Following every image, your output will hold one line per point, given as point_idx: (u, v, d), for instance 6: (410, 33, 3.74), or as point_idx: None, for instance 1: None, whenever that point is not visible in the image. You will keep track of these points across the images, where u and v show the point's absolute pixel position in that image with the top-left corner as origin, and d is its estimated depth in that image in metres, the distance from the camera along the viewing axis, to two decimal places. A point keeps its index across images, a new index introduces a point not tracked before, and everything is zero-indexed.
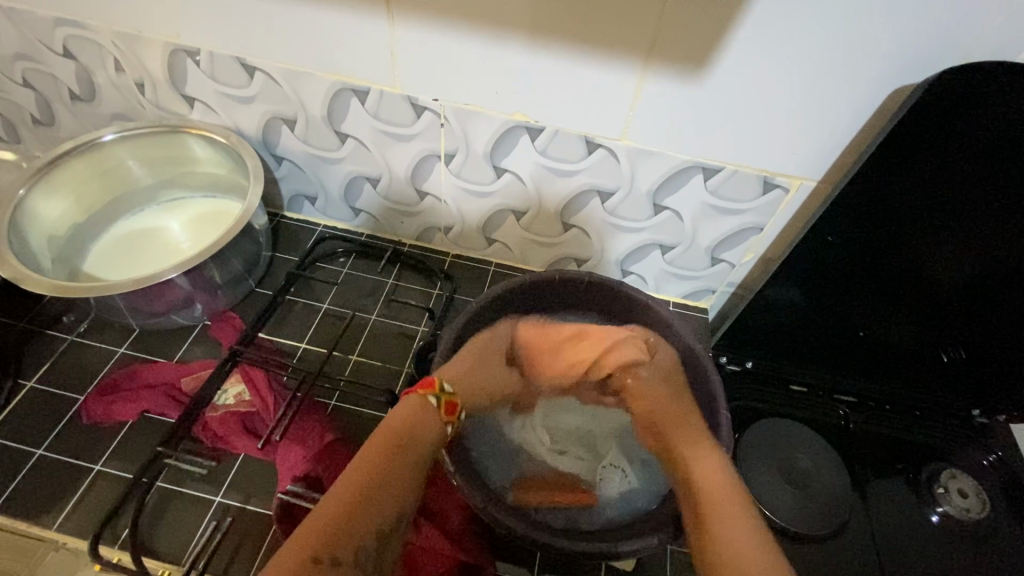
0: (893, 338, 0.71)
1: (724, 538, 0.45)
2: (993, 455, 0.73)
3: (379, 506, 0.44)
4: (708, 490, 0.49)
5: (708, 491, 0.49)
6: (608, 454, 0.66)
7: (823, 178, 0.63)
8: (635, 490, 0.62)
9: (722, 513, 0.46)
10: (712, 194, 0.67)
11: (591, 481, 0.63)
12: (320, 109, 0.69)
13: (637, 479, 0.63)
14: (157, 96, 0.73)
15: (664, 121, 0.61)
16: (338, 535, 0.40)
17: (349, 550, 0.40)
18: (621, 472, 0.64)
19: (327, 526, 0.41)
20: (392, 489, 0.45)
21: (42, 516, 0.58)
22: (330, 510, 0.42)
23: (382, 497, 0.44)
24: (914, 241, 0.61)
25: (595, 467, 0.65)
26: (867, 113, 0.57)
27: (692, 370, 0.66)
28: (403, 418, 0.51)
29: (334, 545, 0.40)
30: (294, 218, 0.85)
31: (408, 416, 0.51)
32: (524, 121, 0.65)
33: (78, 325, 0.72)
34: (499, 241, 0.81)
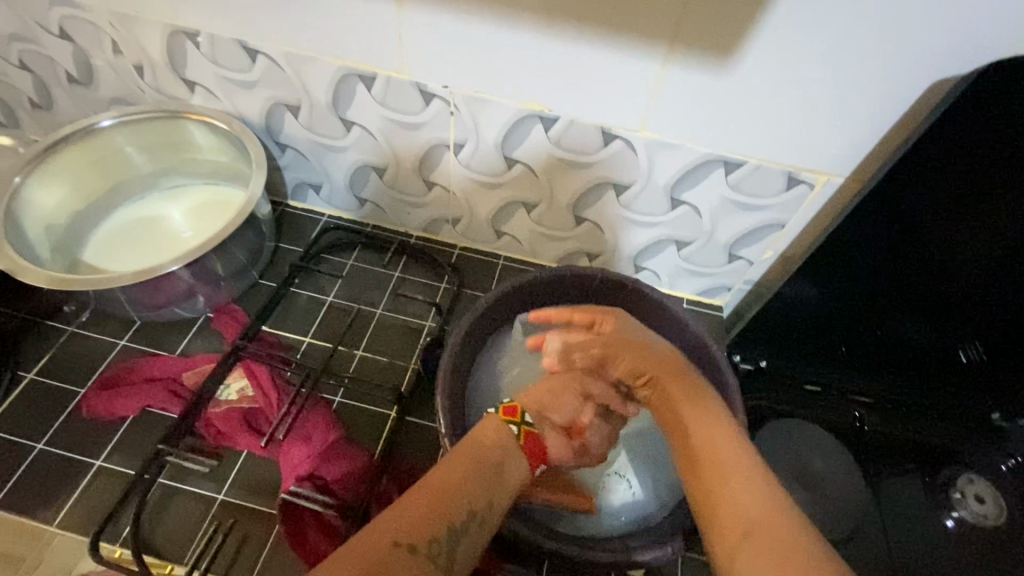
0: (914, 340, 0.68)
1: (714, 473, 0.40)
2: (1013, 460, 0.69)
3: (454, 504, 0.39)
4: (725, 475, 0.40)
5: (723, 469, 0.40)
6: (615, 460, 0.61)
7: (851, 174, 0.60)
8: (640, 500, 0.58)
9: (724, 464, 0.40)
10: (732, 189, 0.64)
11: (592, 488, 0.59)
12: (324, 95, 0.66)
13: (643, 491, 0.59)
14: (157, 80, 0.71)
15: (687, 111, 0.58)
16: (413, 521, 0.36)
17: (426, 539, 0.36)
18: (627, 483, 0.59)
19: (409, 517, 0.37)
20: (469, 483, 0.40)
21: (44, 511, 0.57)
22: (397, 512, 0.37)
23: (462, 492, 0.40)
24: (939, 236, 0.58)
25: (599, 473, 0.60)
26: (901, 107, 0.54)
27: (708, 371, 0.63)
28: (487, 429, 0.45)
29: (412, 533, 0.36)
30: (297, 207, 0.83)
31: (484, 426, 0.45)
32: (537, 109, 0.62)
33: (78, 316, 0.70)
34: (508, 234, 0.78)
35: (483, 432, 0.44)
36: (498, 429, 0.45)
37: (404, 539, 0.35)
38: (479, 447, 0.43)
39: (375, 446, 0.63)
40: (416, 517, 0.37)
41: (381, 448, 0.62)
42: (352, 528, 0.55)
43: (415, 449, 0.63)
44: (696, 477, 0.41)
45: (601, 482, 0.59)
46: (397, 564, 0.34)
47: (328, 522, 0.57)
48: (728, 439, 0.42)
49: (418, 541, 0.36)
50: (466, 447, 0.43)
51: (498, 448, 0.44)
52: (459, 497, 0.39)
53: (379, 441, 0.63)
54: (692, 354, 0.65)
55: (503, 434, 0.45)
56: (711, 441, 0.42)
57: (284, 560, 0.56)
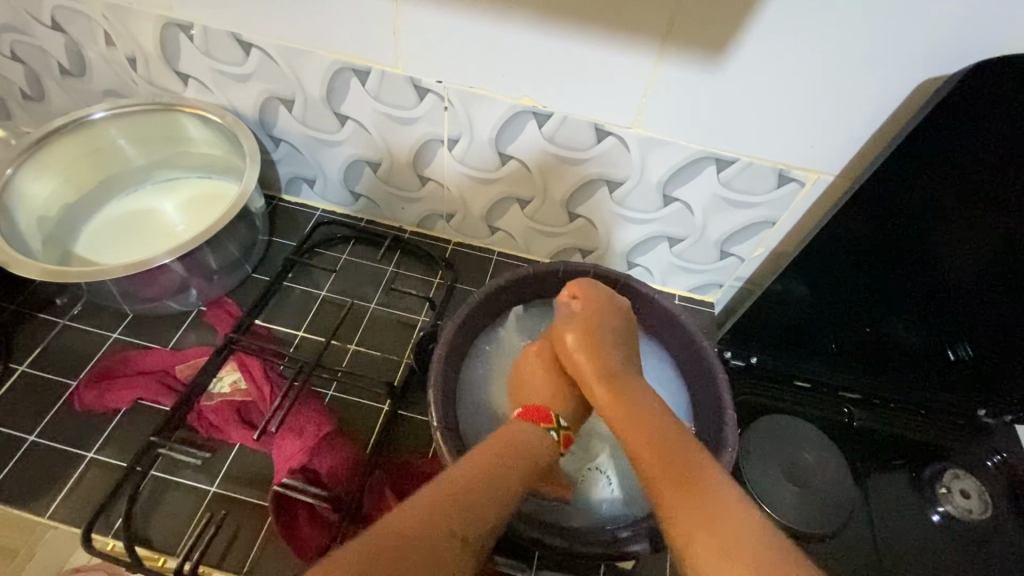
0: (901, 337, 0.68)
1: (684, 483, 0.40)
2: (998, 456, 0.71)
3: (500, 500, 0.40)
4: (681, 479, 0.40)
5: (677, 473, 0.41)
6: (600, 456, 0.62)
7: (841, 172, 0.61)
8: (617, 499, 0.58)
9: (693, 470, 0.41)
10: (724, 186, 0.64)
11: (574, 481, 0.59)
12: (319, 89, 0.66)
13: (620, 491, 0.59)
14: (149, 72, 0.71)
15: (680, 109, 0.59)
16: (466, 514, 0.38)
17: (477, 534, 0.37)
18: (607, 479, 0.60)
19: (465, 507, 0.38)
20: (508, 478, 0.42)
21: (35, 503, 0.57)
22: (460, 501, 0.38)
23: (512, 490, 0.42)
24: (925, 233, 0.59)
25: (581, 466, 0.61)
26: (890, 105, 0.55)
27: (700, 367, 0.64)
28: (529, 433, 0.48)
29: (466, 526, 0.37)
30: (291, 202, 0.83)
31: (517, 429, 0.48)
32: (531, 105, 0.62)
33: (71, 308, 0.70)
34: (502, 230, 0.79)
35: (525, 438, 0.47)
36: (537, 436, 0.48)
37: (460, 532, 0.37)
38: (521, 450, 0.45)
39: (368, 440, 0.63)
40: (470, 507, 0.38)
41: (375, 442, 0.62)
42: (343, 521, 0.55)
43: (407, 443, 0.64)
44: (648, 477, 0.42)
45: (583, 476, 0.60)
46: (454, 555, 0.35)
47: (320, 514, 0.57)
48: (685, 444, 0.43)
49: (471, 534, 0.37)
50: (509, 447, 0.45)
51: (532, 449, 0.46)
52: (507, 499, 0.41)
53: (371, 435, 0.64)
54: (683, 349, 0.65)
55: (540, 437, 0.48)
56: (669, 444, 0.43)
57: (277, 551, 0.56)
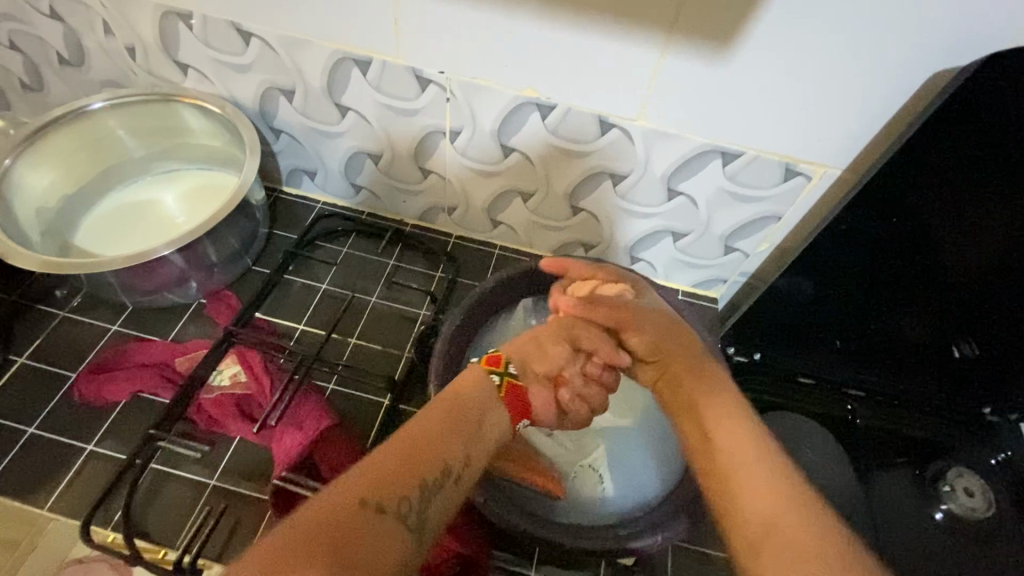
0: (906, 334, 0.68)
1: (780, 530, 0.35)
2: (1001, 454, 0.68)
3: (424, 461, 0.37)
4: (743, 475, 0.39)
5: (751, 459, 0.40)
6: (594, 453, 0.61)
7: (849, 167, 0.60)
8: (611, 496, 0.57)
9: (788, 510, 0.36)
10: (730, 180, 0.64)
11: (567, 477, 0.59)
12: (319, 79, 0.65)
13: (612, 488, 0.58)
14: (149, 62, 0.70)
15: (685, 102, 0.58)
16: (383, 480, 0.35)
17: (395, 500, 0.35)
18: (600, 477, 0.59)
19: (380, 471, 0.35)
20: (443, 440, 0.39)
21: (35, 495, 0.57)
22: (373, 465, 0.36)
23: (441, 446, 0.39)
24: (933, 230, 0.58)
25: (574, 463, 0.60)
26: (901, 99, 0.54)
27: None
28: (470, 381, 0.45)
29: (379, 490, 0.35)
30: (292, 194, 0.82)
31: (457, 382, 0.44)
32: (535, 97, 0.61)
33: (70, 300, 0.70)
34: (504, 224, 0.78)
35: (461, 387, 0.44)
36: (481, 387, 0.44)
37: (374, 498, 0.34)
38: (457, 404, 0.42)
39: (368, 434, 0.63)
40: (388, 472, 0.36)
41: (375, 436, 0.62)
42: None
43: None
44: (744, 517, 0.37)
45: (573, 472, 0.59)
46: (366, 524, 0.33)
47: None
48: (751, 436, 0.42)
49: (387, 500, 0.34)
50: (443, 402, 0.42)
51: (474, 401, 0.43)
52: (438, 456, 0.38)
53: (372, 429, 0.63)
54: None
55: (480, 381, 0.45)
56: (734, 437, 0.42)
57: None
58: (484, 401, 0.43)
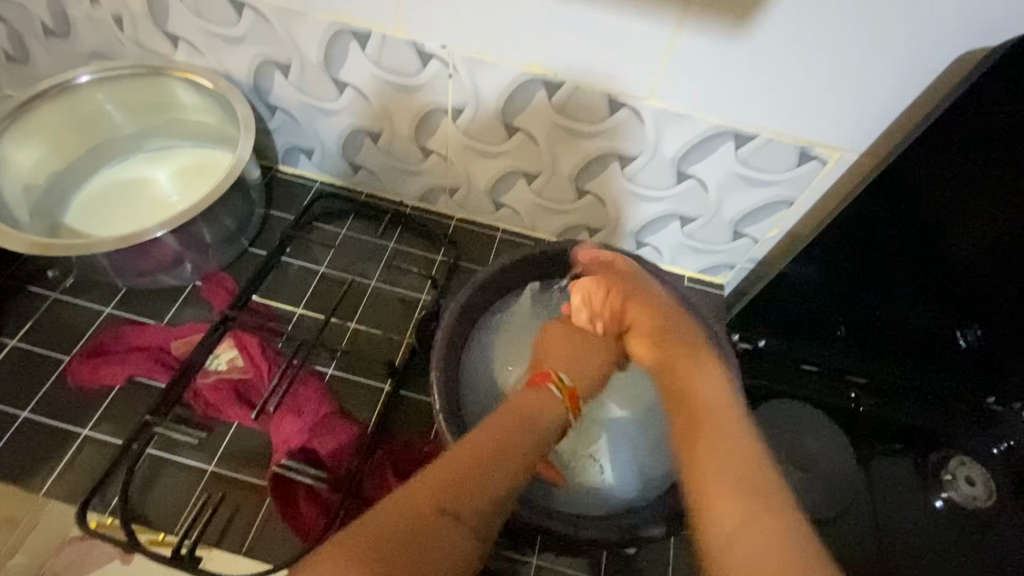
0: (913, 322, 0.66)
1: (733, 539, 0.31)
2: (1004, 444, 0.66)
3: (497, 475, 0.38)
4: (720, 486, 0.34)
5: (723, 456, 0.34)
6: (596, 444, 0.58)
7: (865, 151, 0.58)
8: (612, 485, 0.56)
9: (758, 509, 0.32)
10: (742, 164, 0.61)
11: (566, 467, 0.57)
12: (316, 53, 0.62)
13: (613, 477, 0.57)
14: (138, 33, 0.67)
15: (698, 81, 0.56)
16: (458, 490, 0.36)
17: (474, 510, 0.36)
18: (600, 466, 0.57)
19: (462, 478, 0.37)
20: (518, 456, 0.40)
21: (31, 479, 0.56)
22: (452, 473, 0.37)
23: (514, 460, 0.40)
24: (948, 217, 0.56)
25: (574, 452, 0.58)
26: (924, 81, 0.52)
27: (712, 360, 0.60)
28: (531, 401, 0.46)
29: (460, 499, 0.36)
30: (288, 173, 0.79)
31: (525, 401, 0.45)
32: (541, 73, 0.58)
33: (62, 282, 0.68)
34: (507, 207, 0.76)
35: (528, 404, 0.45)
36: (546, 400, 0.47)
37: (450, 508, 0.35)
38: (525, 415, 0.44)
39: (368, 420, 0.62)
40: (467, 480, 0.37)
41: (375, 423, 0.61)
42: (343, 503, 0.54)
43: (408, 424, 0.63)
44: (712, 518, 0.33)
45: (573, 462, 0.58)
46: (444, 531, 0.34)
47: (319, 495, 0.56)
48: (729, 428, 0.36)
49: (463, 510, 0.36)
50: (512, 411, 0.44)
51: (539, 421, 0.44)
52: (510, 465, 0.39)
53: (372, 415, 0.62)
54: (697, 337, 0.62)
55: (545, 408, 0.46)
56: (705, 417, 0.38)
57: (274, 531, 0.55)
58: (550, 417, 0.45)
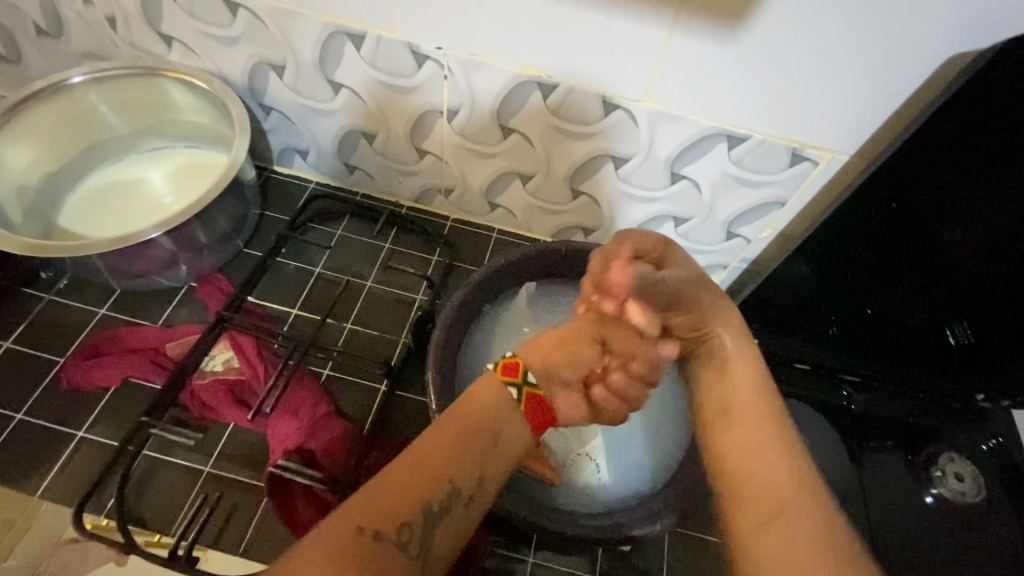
0: (905, 322, 0.66)
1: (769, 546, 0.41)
2: (993, 441, 0.68)
3: (431, 486, 0.38)
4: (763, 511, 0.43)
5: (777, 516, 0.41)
6: (591, 441, 0.59)
7: (856, 152, 0.58)
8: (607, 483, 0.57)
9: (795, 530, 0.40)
10: (735, 165, 0.62)
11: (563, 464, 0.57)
12: (311, 54, 0.63)
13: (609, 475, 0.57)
14: (130, 33, 0.67)
15: (691, 83, 0.56)
16: (385, 508, 0.37)
17: (399, 526, 0.37)
18: (595, 465, 0.58)
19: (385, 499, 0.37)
20: (456, 465, 0.40)
21: (26, 481, 0.56)
22: (374, 495, 0.37)
23: (446, 470, 0.39)
24: (940, 217, 0.56)
25: (569, 449, 0.59)
26: (912, 84, 0.52)
27: None
28: (483, 399, 0.43)
29: (383, 519, 0.36)
30: (283, 173, 0.79)
31: (480, 398, 0.43)
32: (536, 74, 0.59)
33: (56, 283, 0.68)
34: (502, 207, 0.76)
35: (477, 399, 0.43)
36: (502, 396, 0.44)
37: (372, 526, 0.36)
38: (474, 419, 0.42)
39: (365, 420, 0.62)
40: (391, 501, 0.37)
41: (371, 423, 0.61)
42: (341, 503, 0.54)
43: (404, 424, 0.63)
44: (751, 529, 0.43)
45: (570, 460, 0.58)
46: (365, 551, 0.35)
47: (316, 495, 0.56)
48: (805, 507, 0.41)
49: (386, 528, 0.36)
50: (456, 414, 0.42)
51: (489, 418, 0.42)
52: (441, 477, 0.39)
53: (368, 415, 0.63)
54: None
55: (504, 401, 0.44)
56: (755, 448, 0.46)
57: (272, 531, 0.56)
58: (506, 413, 0.43)
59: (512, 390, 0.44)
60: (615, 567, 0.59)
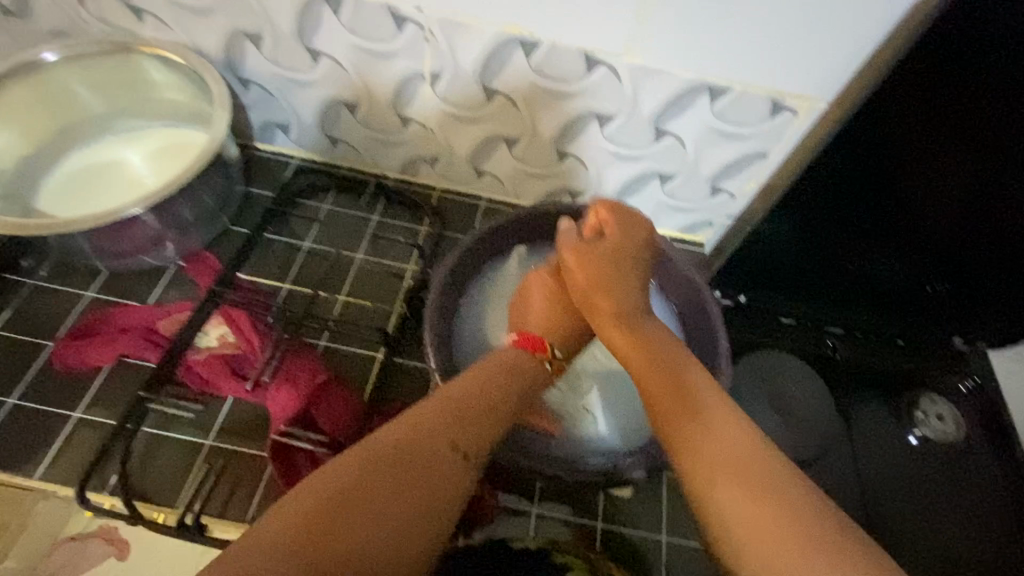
0: (883, 271, 0.68)
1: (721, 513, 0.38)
2: (970, 381, 0.71)
3: (488, 417, 0.42)
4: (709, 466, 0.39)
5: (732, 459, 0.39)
6: (588, 395, 0.61)
7: (834, 99, 0.59)
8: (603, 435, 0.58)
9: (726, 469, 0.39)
10: (717, 118, 0.63)
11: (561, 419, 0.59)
12: (288, 21, 0.62)
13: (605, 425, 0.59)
14: (100, 8, 0.65)
15: (671, 36, 0.57)
16: (464, 426, 0.40)
17: (475, 447, 0.40)
18: (593, 417, 0.59)
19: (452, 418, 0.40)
20: (505, 400, 0.44)
21: (25, 464, 0.56)
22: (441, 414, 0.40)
23: (497, 400, 0.44)
24: (915, 163, 0.58)
25: (568, 402, 0.61)
26: (886, 27, 0.53)
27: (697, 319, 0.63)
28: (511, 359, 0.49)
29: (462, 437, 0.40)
30: (265, 150, 0.78)
31: (508, 357, 0.49)
32: (518, 33, 0.59)
33: (39, 269, 0.67)
34: (489, 173, 0.76)
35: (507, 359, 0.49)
36: (517, 361, 0.49)
37: (460, 445, 0.39)
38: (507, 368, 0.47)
39: (365, 387, 0.63)
40: (462, 422, 0.40)
41: (372, 390, 0.62)
42: None
43: (405, 387, 0.64)
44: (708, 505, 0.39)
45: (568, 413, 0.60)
46: (454, 466, 0.38)
47: (320, 460, 0.57)
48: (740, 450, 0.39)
49: (470, 446, 0.40)
50: (496, 363, 0.47)
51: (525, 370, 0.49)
52: (496, 409, 0.43)
53: (368, 383, 0.63)
54: (687, 301, 0.64)
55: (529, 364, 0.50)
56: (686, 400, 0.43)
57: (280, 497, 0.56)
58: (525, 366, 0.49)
59: (545, 364, 0.52)
60: (616, 517, 0.61)
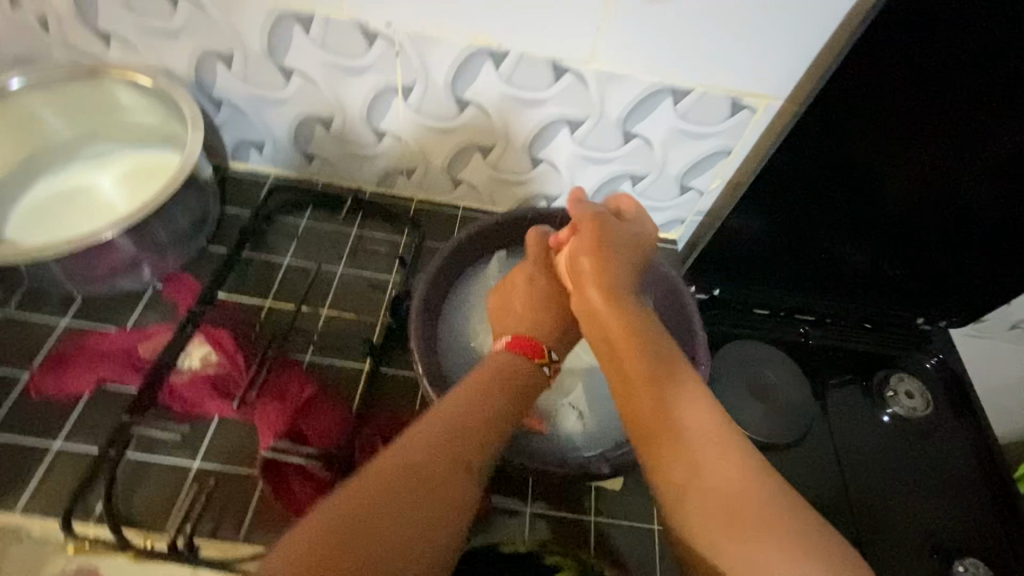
0: (846, 258, 0.72)
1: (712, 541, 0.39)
2: (936, 358, 0.76)
3: (490, 427, 0.43)
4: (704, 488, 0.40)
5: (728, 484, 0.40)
6: (573, 392, 0.62)
7: (788, 96, 0.63)
8: (591, 434, 0.58)
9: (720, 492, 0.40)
10: (682, 118, 0.66)
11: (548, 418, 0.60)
12: (259, 40, 0.62)
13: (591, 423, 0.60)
14: (65, 34, 0.65)
15: (634, 41, 0.59)
16: (465, 439, 0.41)
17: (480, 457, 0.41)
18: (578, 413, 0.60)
19: (454, 431, 0.41)
20: (505, 407, 0.45)
21: (3, 499, 0.54)
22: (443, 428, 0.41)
23: (497, 407, 0.44)
24: (867, 155, 0.61)
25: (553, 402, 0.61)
26: (832, 28, 0.57)
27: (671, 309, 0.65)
28: (508, 363, 0.50)
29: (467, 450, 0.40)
30: (239, 169, 0.78)
31: (504, 361, 0.50)
32: (486, 44, 0.61)
33: (9, 299, 0.65)
34: (465, 182, 0.77)
35: (503, 365, 0.49)
36: (513, 365, 0.50)
37: (467, 458, 0.40)
38: (505, 375, 0.48)
39: (353, 399, 0.63)
40: (464, 434, 0.41)
41: (360, 401, 0.62)
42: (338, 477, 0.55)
43: (392, 396, 0.64)
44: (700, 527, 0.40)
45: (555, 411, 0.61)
46: (462, 478, 0.39)
47: (311, 474, 0.56)
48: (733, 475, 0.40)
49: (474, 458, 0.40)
50: (493, 370, 0.48)
51: (522, 375, 0.49)
52: (497, 418, 0.44)
53: (355, 394, 0.63)
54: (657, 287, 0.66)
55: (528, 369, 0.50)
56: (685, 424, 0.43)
57: (271, 513, 0.56)
58: (521, 369, 0.50)
59: (541, 366, 0.52)
60: (608, 511, 0.62)
